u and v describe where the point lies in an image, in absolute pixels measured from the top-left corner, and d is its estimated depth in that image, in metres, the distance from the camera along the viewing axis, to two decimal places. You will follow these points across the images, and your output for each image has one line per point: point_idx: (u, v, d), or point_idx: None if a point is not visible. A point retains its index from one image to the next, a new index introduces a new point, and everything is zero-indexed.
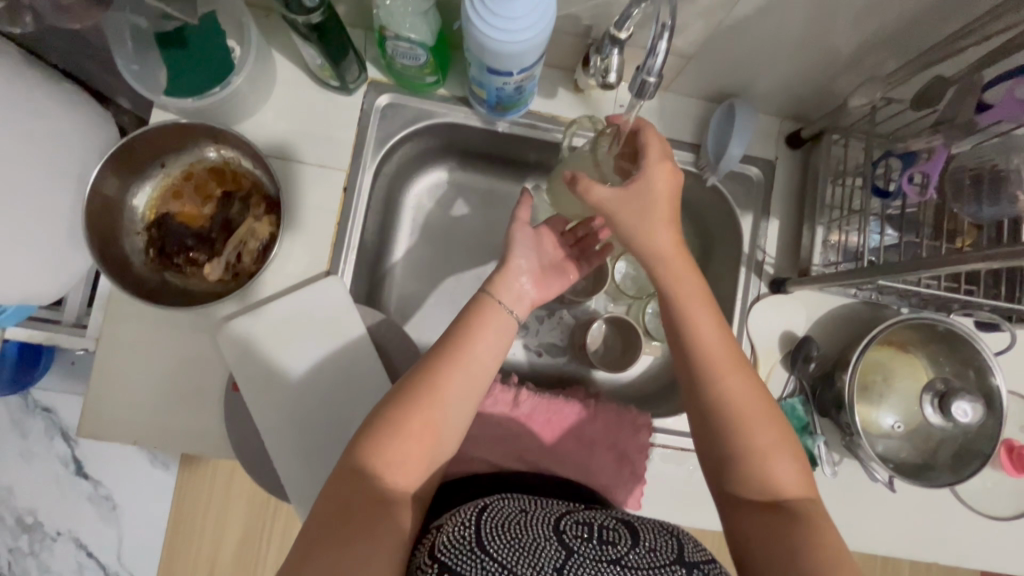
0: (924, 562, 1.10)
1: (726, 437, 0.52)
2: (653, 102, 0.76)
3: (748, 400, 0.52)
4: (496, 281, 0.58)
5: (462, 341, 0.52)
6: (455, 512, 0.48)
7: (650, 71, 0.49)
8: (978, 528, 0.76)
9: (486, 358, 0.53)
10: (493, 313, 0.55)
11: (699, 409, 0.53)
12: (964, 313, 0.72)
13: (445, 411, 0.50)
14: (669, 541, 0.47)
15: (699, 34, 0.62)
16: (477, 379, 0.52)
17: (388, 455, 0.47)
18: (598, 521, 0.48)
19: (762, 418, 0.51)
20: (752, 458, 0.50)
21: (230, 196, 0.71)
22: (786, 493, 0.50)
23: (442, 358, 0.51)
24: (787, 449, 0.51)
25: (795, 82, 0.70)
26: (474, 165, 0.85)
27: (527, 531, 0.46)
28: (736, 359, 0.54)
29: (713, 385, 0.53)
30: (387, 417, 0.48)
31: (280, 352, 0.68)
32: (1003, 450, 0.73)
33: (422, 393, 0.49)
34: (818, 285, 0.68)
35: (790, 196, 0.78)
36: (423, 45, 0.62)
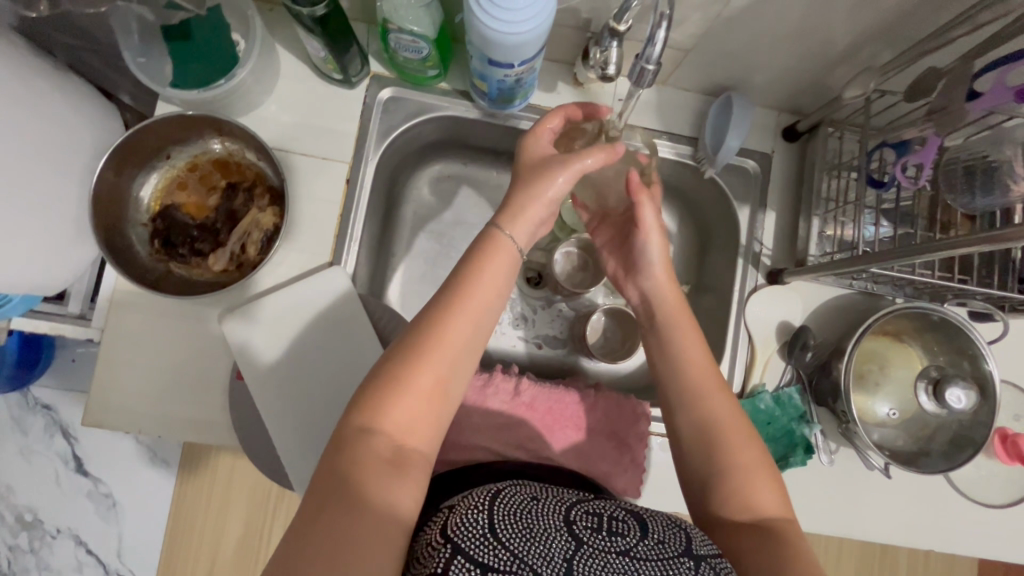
0: (922, 553, 1.11)
1: (707, 453, 0.53)
2: (651, 95, 0.77)
3: (730, 420, 0.53)
4: (516, 221, 0.57)
5: (466, 283, 0.53)
6: (468, 496, 0.49)
7: (649, 59, 0.51)
8: (973, 515, 0.77)
9: (492, 299, 0.53)
10: (500, 251, 0.55)
11: (682, 428, 0.55)
12: (958, 302, 0.73)
13: (455, 353, 0.50)
14: (677, 533, 0.47)
15: (697, 27, 0.63)
16: (482, 316, 0.52)
17: (402, 398, 0.47)
18: (608, 512, 0.49)
19: (745, 437, 0.53)
20: (732, 474, 0.51)
21: (235, 188, 0.72)
22: (767, 515, 0.49)
23: (448, 300, 0.52)
24: (768, 471, 0.51)
25: (791, 75, 0.71)
26: (476, 159, 0.86)
27: (538, 521, 0.46)
28: (721, 384, 0.56)
29: (696, 405, 0.55)
30: (397, 361, 0.48)
31: (284, 341, 0.69)
32: (997, 438, 0.73)
33: (430, 334, 0.49)
34: (815, 274, 0.69)
35: (786, 189, 0.79)
36: (425, 38, 0.63)
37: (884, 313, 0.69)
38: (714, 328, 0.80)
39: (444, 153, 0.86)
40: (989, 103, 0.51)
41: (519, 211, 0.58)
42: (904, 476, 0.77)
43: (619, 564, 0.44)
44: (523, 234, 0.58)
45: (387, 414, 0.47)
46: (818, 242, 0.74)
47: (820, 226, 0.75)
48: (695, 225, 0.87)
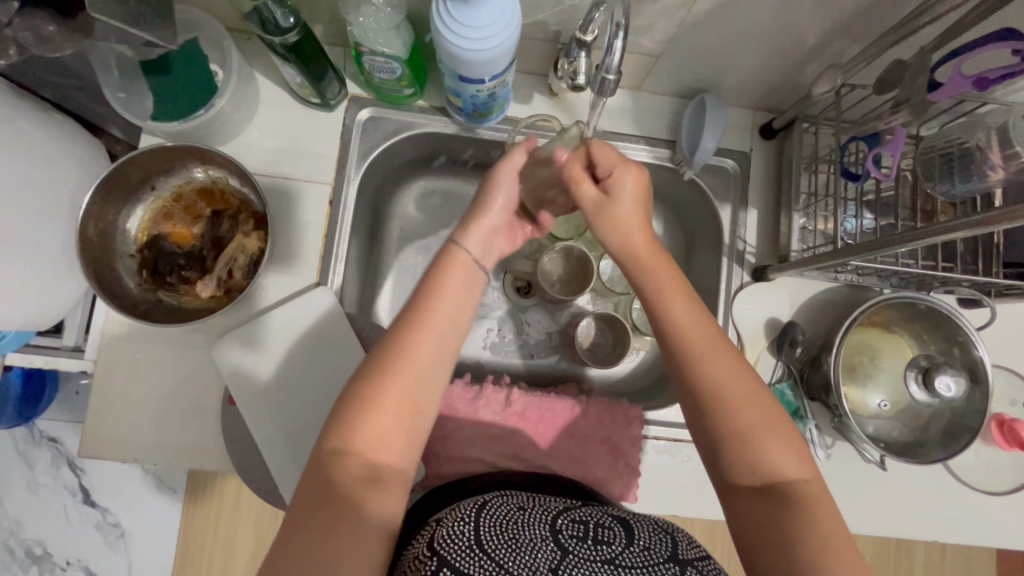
0: (938, 545, 1.09)
1: (712, 419, 0.50)
2: (624, 102, 0.78)
3: (731, 380, 0.51)
4: (470, 231, 0.57)
5: (430, 298, 0.52)
6: (455, 508, 0.49)
7: (609, 69, 0.52)
8: (978, 505, 0.76)
9: (454, 310, 0.52)
10: (459, 263, 0.55)
11: (683, 396, 0.52)
12: (946, 290, 0.74)
13: (420, 369, 0.49)
14: (663, 539, 0.47)
15: (663, 32, 0.64)
16: (445, 332, 0.51)
17: (370, 418, 0.47)
18: (594, 519, 0.49)
19: (749, 397, 0.50)
20: (742, 441, 0.49)
21: (220, 214, 0.73)
22: (785, 477, 0.48)
23: (411, 318, 0.51)
24: (779, 425, 0.50)
25: (762, 74, 0.72)
26: (459, 172, 0.88)
27: (523, 531, 0.46)
28: (714, 338, 0.53)
29: (689, 364, 0.52)
30: (365, 386, 0.48)
31: (271, 362, 0.69)
32: (994, 424, 0.73)
33: (393, 354, 0.49)
34: (798, 270, 0.70)
35: (766, 186, 0.80)
36: (397, 59, 0.64)
37: (868, 306, 0.68)
38: None
39: (427, 169, 0.87)
40: (949, 92, 0.52)
41: (471, 223, 0.57)
42: (905, 468, 0.76)
43: (603, 573, 0.44)
44: (489, 254, 0.58)
45: (358, 440, 0.47)
46: (800, 237, 0.75)
47: (801, 222, 0.75)
48: (679, 226, 0.88)
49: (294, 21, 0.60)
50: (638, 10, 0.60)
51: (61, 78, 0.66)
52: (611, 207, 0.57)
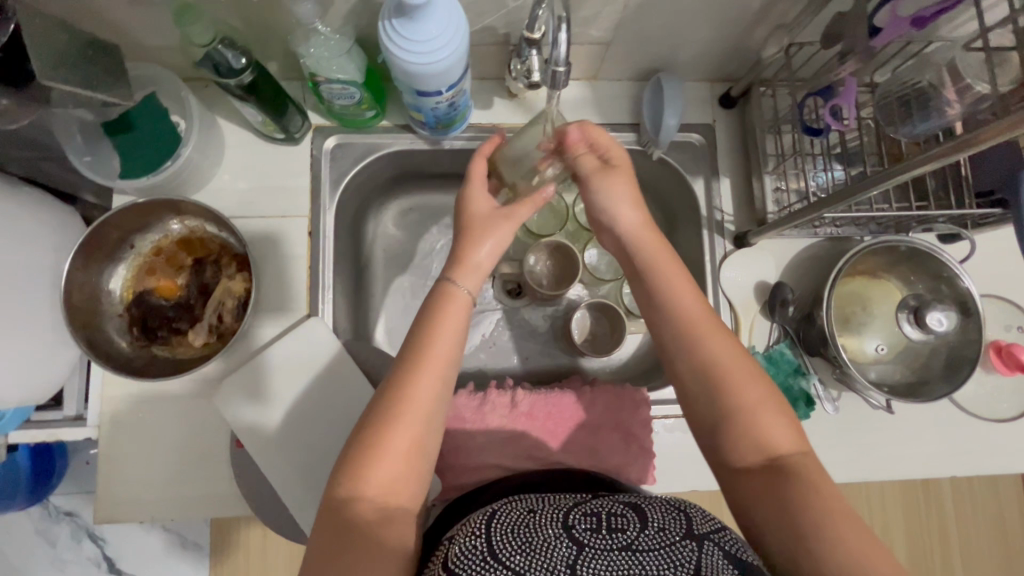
0: (965, 481, 1.10)
1: (710, 397, 0.52)
2: (583, 93, 0.80)
3: (730, 359, 0.52)
4: (460, 268, 0.57)
5: (426, 338, 0.53)
6: (465, 523, 0.49)
7: (558, 62, 0.52)
8: (990, 434, 0.76)
9: (447, 345, 0.53)
10: (455, 304, 0.55)
11: (684, 376, 0.54)
12: (925, 228, 0.75)
13: (423, 412, 0.50)
14: (677, 517, 0.47)
15: (609, 19, 0.66)
16: (445, 371, 0.52)
17: (382, 462, 0.48)
18: (606, 509, 0.49)
19: (746, 374, 0.52)
20: (740, 419, 0.50)
21: (202, 262, 0.72)
22: (782, 450, 0.49)
23: (407, 362, 0.52)
24: (774, 401, 0.51)
25: (711, 47, 0.73)
26: (433, 186, 0.89)
27: (536, 533, 0.46)
28: (712, 320, 0.55)
29: (691, 344, 0.54)
30: (371, 430, 0.49)
31: (273, 400, 0.69)
32: (993, 353, 0.74)
33: (395, 399, 0.50)
34: (778, 230, 0.71)
35: (734, 153, 0.81)
36: (354, 83, 0.65)
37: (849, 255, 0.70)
38: None
39: (401, 188, 0.88)
40: (890, 36, 0.54)
41: (462, 259, 0.58)
42: (913, 409, 0.76)
43: (621, 561, 0.44)
44: (477, 281, 0.58)
45: (367, 483, 0.47)
46: (774, 199, 0.76)
47: (773, 183, 0.76)
48: (656, 207, 0.89)
49: (246, 61, 0.60)
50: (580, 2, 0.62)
51: (26, 152, 0.66)
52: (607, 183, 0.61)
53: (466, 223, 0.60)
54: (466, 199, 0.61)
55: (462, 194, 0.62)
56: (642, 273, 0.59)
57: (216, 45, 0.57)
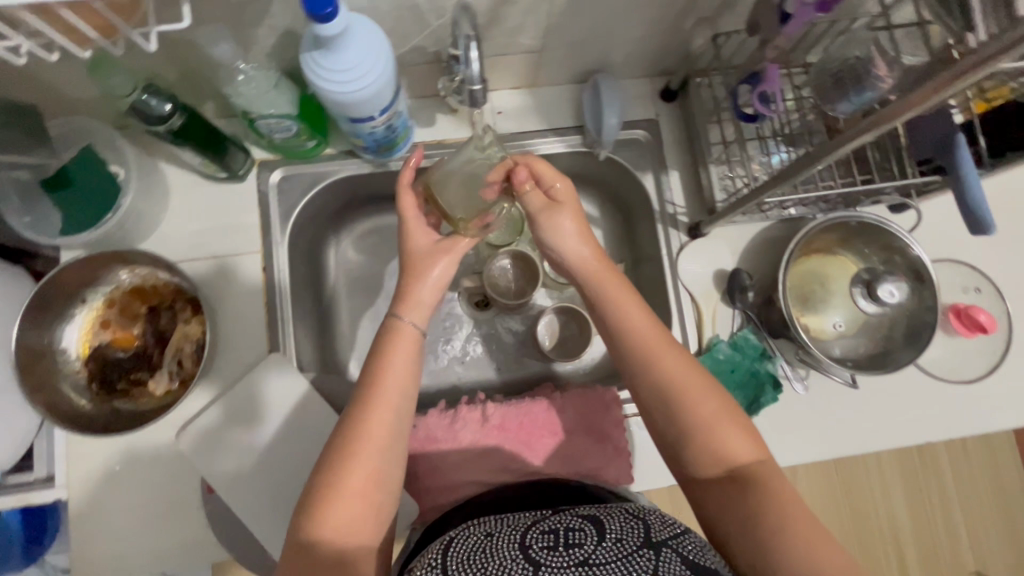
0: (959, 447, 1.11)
1: (667, 415, 0.52)
2: (525, 100, 0.80)
3: (683, 375, 0.53)
4: (406, 302, 0.57)
5: (377, 375, 0.53)
6: (425, 554, 0.50)
7: (472, 80, 0.55)
8: (964, 397, 0.76)
9: (402, 379, 0.53)
10: (403, 340, 0.55)
11: (642, 397, 0.54)
12: (873, 199, 0.76)
13: (379, 449, 0.50)
14: (634, 527, 0.47)
15: (536, 28, 0.66)
16: (400, 405, 0.52)
17: (339, 502, 0.48)
18: (564, 525, 0.49)
19: (699, 389, 0.52)
20: (698, 434, 0.50)
21: (156, 309, 0.71)
22: (740, 459, 0.50)
23: (361, 400, 0.52)
24: (729, 412, 0.51)
25: (644, 44, 0.73)
26: (388, 207, 0.89)
27: (492, 558, 0.46)
28: (663, 337, 0.55)
29: (644, 365, 0.54)
30: (327, 472, 0.49)
31: (241, 442, 0.68)
32: (952, 315, 0.76)
33: (350, 439, 0.50)
34: (726, 217, 0.71)
35: (681, 145, 0.81)
36: (287, 116, 0.64)
37: (797, 240, 0.71)
38: (657, 296, 0.81)
39: (356, 212, 0.88)
40: (800, 21, 0.55)
41: (407, 294, 0.58)
42: (885, 381, 0.76)
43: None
44: (423, 315, 0.58)
45: (325, 524, 0.47)
46: (722, 188, 0.76)
47: (720, 171, 0.77)
48: (612, 205, 0.89)
49: (173, 106, 0.60)
50: (504, 14, 0.62)
51: None
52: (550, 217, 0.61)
53: (408, 260, 0.60)
54: (407, 234, 0.61)
55: (403, 230, 0.62)
56: (591, 297, 0.59)
57: (137, 94, 0.57)
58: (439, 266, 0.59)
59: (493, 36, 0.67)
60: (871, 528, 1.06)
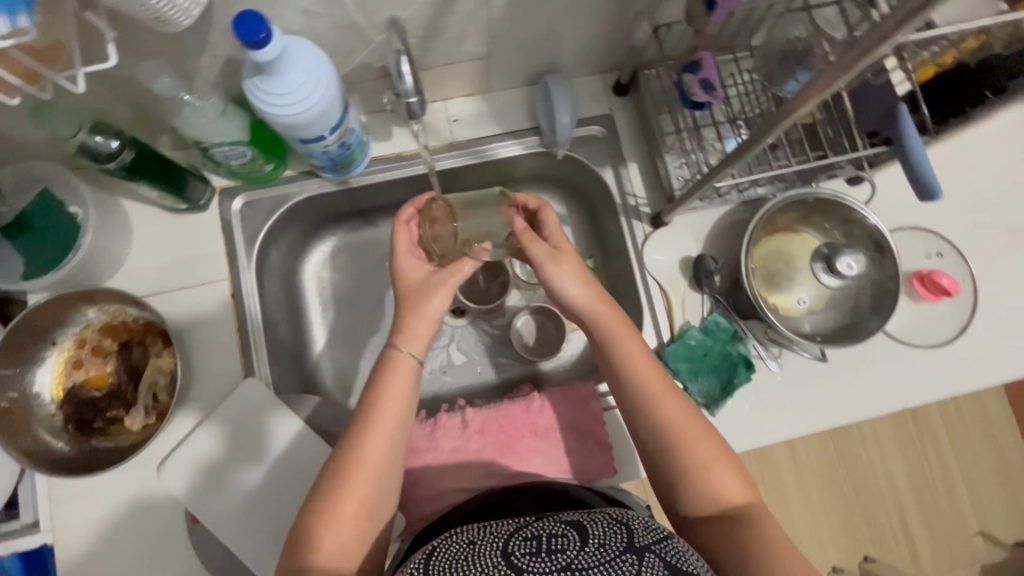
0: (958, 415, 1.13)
1: (668, 458, 0.54)
2: (479, 106, 0.80)
3: (685, 420, 0.55)
4: (401, 332, 0.57)
5: (371, 403, 0.54)
6: (404, 565, 0.48)
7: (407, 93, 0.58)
8: (936, 361, 0.77)
9: (397, 406, 0.54)
10: (399, 368, 0.56)
11: (643, 437, 0.56)
12: (829, 174, 0.77)
13: (374, 476, 0.52)
14: (616, 532, 0.47)
15: (479, 35, 0.67)
16: (393, 430, 0.54)
17: (331, 526, 0.49)
18: (546, 531, 0.48)
19: (698, 433, 0.54)
20: (695, 477, 0.53)
21: (127, 345, 0.71)
22: (733, 501, 0.52)
23: (355, 428, 0.53)
24: (725, 456, 0.54)
25: (589, 43, 0.74)
26: (355, 223, 0.89)
27: (474, 564, 0.45)
28: (666, 381, 0.57)
29: (648, 408, 0.56)
30: (321, 498, 0.51)
31: (223, 469, 0.68)
32: (916, 281, 0.77)
33: (343, 467, 0.51)
34: (684, 203, 0.72)
35: (638, 138, 0.81)
36: (240, 142, 0.65)
37: (758, 217, 0.72)
38: (627, 288, 0.82)
39: (323, 231, 0.88)
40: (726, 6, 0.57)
41: (401, 325, 0.58)
42: (858, 351, 0.77)
43: None
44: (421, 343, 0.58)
45: (317, 547, 0.49)
46: (679, 176, 0.77)
47: (676, 160, 0.77)
48: (577, 202, 0.90)
49: (120, 142, 0.61)
50: (443, 25, 0.63)
51: None
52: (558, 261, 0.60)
53: (402, 293, 0.59)
54: (399, 270, 0.61)
55: (393, 267, 0.61)
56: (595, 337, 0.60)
57: (84, 134, 0.58)
58: (438, 299, 0.58)
59: (437, 47, 0.67)
60: (944, 523, 1.02)
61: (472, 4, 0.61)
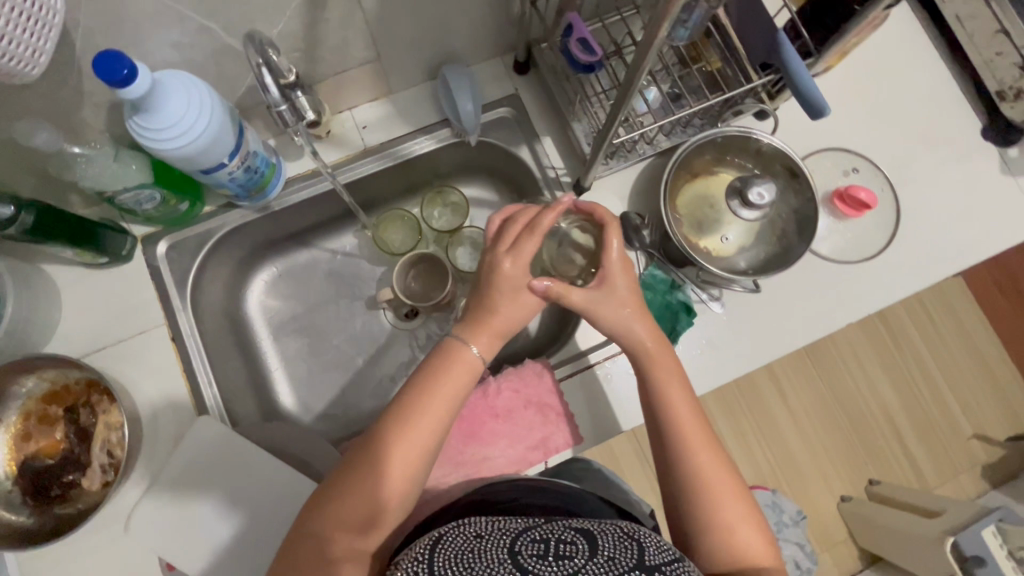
0: (922, 315, 1.39)
1: (693, 504, 0.55)
2: (385, 107, 0.81)
3: (717, 475, 0.55)
4: (476, 328, 0.61)
5: (423, 386, 0.57)
6: (408, 551, 0.45)
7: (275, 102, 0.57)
8: (873, 272, 0.79)
9: (448, 398, 0.57)
10: (461, 362, 0.59)
11: (671, 478, 0.57)
12: (734, 113, 0.79)
13: (405, 457, 0.54)
14: (628, 546, 0.43)
15: (362, 38, 0.68)
16: (436, 421, 0.56)
17: (350, 496, 0.52)
18: (555, 535, 0.44)
19: (729, 490, 0.55)
20: (716, 530, 0.54)
21: (73, 408, 0.70)
22: (749, 559, 0.53)
23: (401, 407, 0.56)
24: (750, 516, 0.54)
25: (478, 29, 0.75)
26: (292, 248, 0.90)
27: (479, 560, 0.41)
28: (708, 434, 0.58)
29: (684, 455, 0.56)
30: (349, 468, 0.53)
31: (188, 515, 0.66)
32: (837, 200, 0.80)
33: (379, 441, 0.54)
34: (594, 165, 0.72)
35: (547, 112, 0.82)
36: (145, 185, 0.65)
37: (670, 164, 0.74)
38: None
39: (261, 262, 0.89)
40: None
41: (478, 321, 0.61)
42: (796, 277, 0.79)
43: None
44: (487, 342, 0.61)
45: (333, 517, 0.51)
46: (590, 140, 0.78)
47: (585, 127, 0.78)
48: (505, 186, 0.91)
49: (14, 206, 0.60)
50: (320, 32, 0.64)
51: None
52: (610, 295, 0.62)
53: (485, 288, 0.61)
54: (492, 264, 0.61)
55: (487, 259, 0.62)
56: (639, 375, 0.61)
57: None
58: (506, 310, 0.61)
59: (323, 57, 0.68)
60: (946, 446, 1.33)
61: (343, 6, 0.62)
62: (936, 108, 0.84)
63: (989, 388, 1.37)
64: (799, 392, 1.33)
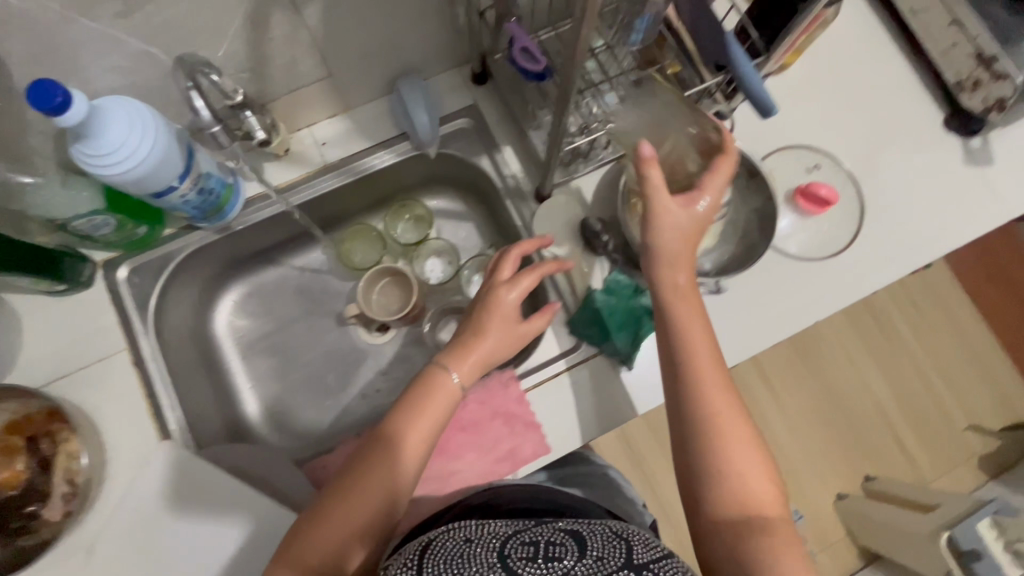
0: (909, 306, 1.38)
1: (700, 444, 0.55)
2: (343, 123, 0.81)
3: (729, 416, 0.56)
4: (459, 353, 0.62)
5: (409, 411, 0.59)
6: (400, 555, 0.45)
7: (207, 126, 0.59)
8: (839, 268, 0.79)
9: (432, 422, 0.59)
10: (445, 387, 0.61)
11: (682, 416, 0.57)
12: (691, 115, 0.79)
13: (391, 480, 0.56)
14: (616, 547, 0.44)
15: (311, 55, 0.67)
16: (421, 445, 0.58)
17: (339, 520, 0.53)
18: (545, 538, 0.45)
19: (740, 433, 0.55)
20: (723, 473, 0.53)
21: (34, 438, 0.66)
22: (756, 502, 0.53)
23: (388, 433, 0.58)
24: (758, 459, 0.54)
25: (431, 42, 0.75)
26: (259, 266, 0.90)
27: (470, 563, 0.41)
28: (724, 376, 0.58)
29: (698, 393, 0.56)
30: (337, 493, 0.55)
31: (151, 545, 0.65)
32: (799, 196, 0.80)
33: (367, 466, 0.56)
34: (549, 172, 0.72)
35: (506, 121, 0.82)
36: (98, 211, 0.65)
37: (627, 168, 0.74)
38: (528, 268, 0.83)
39: (228, 281, 0.89)
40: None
41: (462, 346, 0.62)
42: (761, 276, 0.78)
43: None
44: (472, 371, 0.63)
45: (320, 541, 0.52)
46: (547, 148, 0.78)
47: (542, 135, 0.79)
48: (470, 196, 0.91)
49: None
50: (267, 51, 0.64)
51: None
52: (677, 221, 0.59)
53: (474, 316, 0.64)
54: (490, 292, 0.64)
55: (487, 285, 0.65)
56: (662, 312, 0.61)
57: None
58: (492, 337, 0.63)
59: (273, 76, 0.68)
60: (936, 438, 1.32)
61: (286, 25, 0.61)
62: (895, 102, 0.84)
63: (979, 378, 1.36)
64: (789, 391, 1.33)
